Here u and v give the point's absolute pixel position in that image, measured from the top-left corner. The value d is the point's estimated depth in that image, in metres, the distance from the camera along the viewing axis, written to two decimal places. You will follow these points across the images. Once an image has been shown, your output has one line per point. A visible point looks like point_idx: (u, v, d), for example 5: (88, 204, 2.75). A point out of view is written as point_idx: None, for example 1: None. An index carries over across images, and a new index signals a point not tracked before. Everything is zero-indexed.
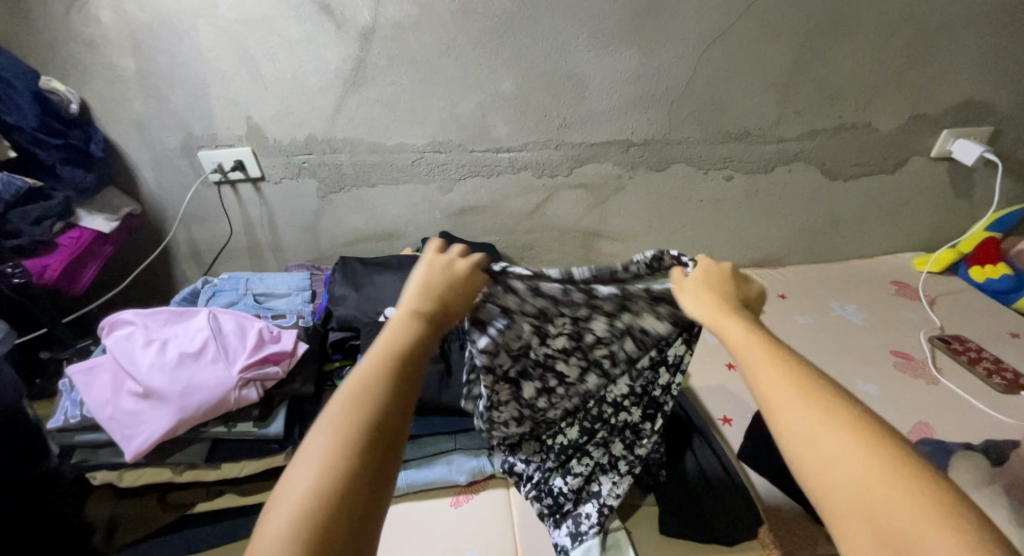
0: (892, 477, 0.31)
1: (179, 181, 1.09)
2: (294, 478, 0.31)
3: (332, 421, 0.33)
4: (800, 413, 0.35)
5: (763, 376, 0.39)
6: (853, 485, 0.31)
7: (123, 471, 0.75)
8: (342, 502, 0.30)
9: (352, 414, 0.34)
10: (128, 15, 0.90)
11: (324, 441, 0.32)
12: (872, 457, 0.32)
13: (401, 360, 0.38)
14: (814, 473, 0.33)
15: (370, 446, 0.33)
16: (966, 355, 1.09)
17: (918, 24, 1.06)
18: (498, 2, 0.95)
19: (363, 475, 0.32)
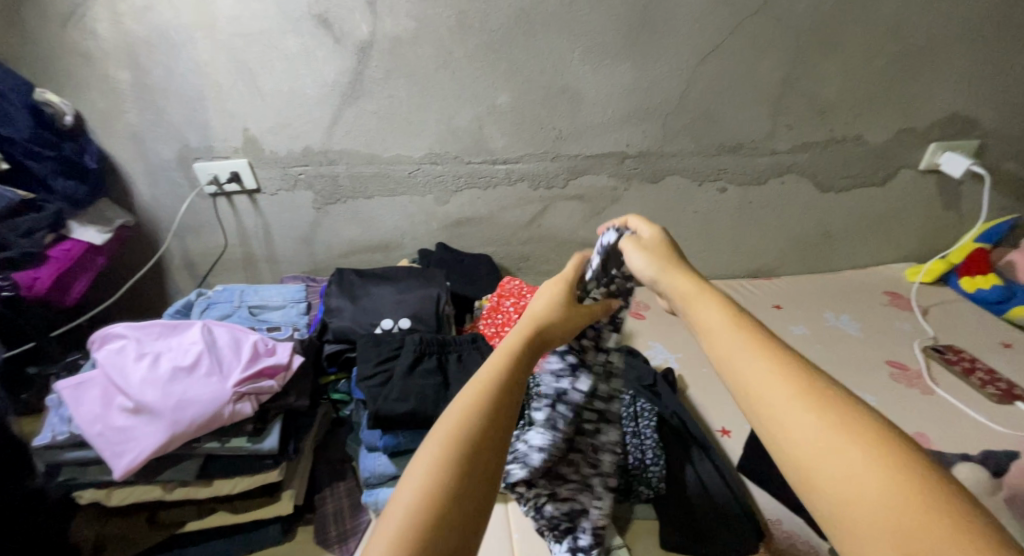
0: (892, 478, 0.27)
1: (174, 192, 1.09)
2: (412, 470, 0.34)
3: (450, 422, 0.37)
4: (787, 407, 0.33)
5: (740, 364, 0.37)
6: (852, 487, 0.28)
7: (112, 489, 0.73)
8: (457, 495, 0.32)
9: (471, 415, 0.37)
10: (125, 28, 0.90)
11: (439, 437, 0.36)
12: (870, 459, 0.28)
13: (512, 377, 0.42)
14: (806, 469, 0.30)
15: (484, 446, 0.35)
16: (961, 366, 1.10)
17: (904, 41, 1.09)
18: (494, 17, 0.97)
19: (477, 467, 0.34)
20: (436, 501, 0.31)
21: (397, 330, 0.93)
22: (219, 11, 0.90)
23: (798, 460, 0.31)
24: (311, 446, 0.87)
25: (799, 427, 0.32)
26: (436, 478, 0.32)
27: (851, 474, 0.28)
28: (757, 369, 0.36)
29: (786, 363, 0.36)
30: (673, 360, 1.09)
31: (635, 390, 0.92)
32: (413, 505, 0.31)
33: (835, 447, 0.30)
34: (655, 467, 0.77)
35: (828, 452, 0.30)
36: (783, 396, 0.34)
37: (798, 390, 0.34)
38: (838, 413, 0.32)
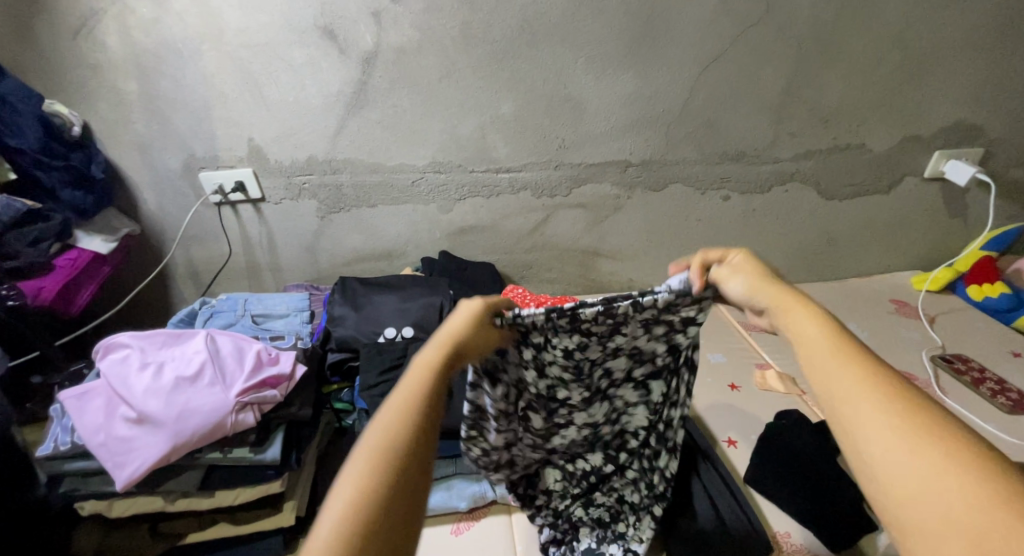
0: (977, 481, 0.28)
1: (179, 202, 1.09)
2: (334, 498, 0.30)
3: (370, 443, 0.34)
4: (866, 409, 0.34)
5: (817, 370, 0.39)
6: (934, 491, 0.29)
7: (113, 501, 0.73)
8: (379, 522, 0.30)
9: (396, 438, 0.34)
10: (134, 41, 0.91)
11: (356, 465, 0.32)
12: (951, 468, 0.29)
13: (433, 391, 0.39)
14: (883, 470, 0.32)
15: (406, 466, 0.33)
16: (970, 376, 1.08)
17: (906, 50, 1.09)
18: (497, 28, 0.97)
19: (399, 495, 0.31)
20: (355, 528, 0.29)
21: (400, 339, 0.93)
22: (226, 23, 0.91)
23: (870, 456, 0.33)
24: (314, 456, 0.87)
25: (879, 427, 0.33)
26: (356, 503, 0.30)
27: (934, 477, 0.29)
28: (838, 373, 0.37)
29: (870, 370, 0.37)
30: None
31: None
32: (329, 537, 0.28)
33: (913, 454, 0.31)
34: None
35: (906, 454, 0.31)
36: (863, 397, 0.35)
37: (881, 395, 0.35)
38: (926, 419, 0.33)
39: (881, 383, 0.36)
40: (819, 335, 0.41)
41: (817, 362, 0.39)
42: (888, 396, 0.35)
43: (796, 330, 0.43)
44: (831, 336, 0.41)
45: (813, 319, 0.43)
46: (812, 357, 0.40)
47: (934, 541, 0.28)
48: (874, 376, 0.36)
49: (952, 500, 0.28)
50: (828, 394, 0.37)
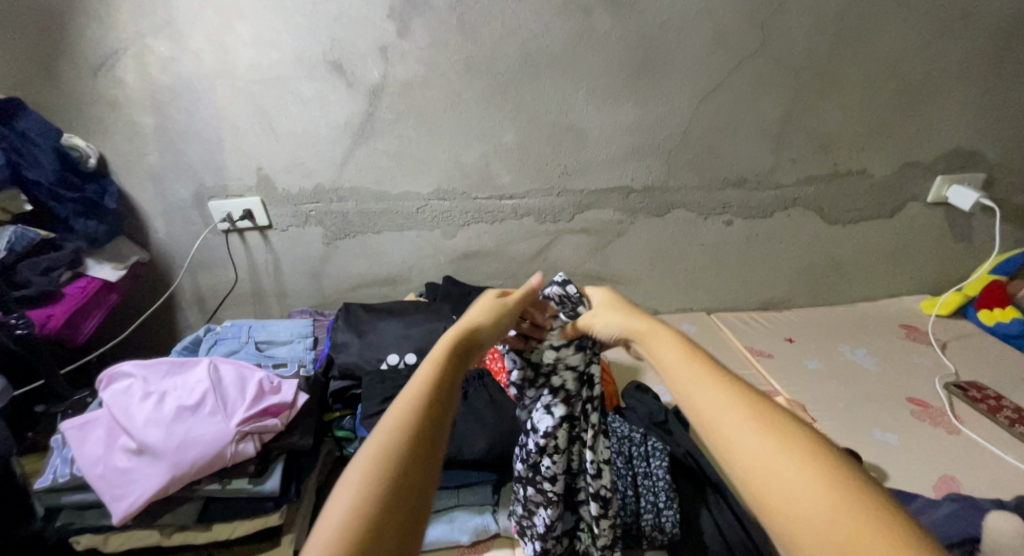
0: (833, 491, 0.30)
1: (188, 230, 1.11)
2: (346, 480, 0.32)
3: (383, 433, 0.35)
4: (734, 421, 0.37)
5: (692, 388, 0.41)
6: (800, 501, 0.30)
7: (108, 534, 0.72)
8: (380, 518, 0.30)
9: (409, 421, 0.36)
10: (151, 78, 0.95)
11: (364, 457, 0.33)
12: (812, 473, 0.31)
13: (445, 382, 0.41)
14: (758, 478, 0.33)
15: (414, 456, 0.34)
16: (986, 403, 1.06)
17: (902, 79, 1.11)
18: (501, 60, 1.00)
19: (402, 493, 0.31)
20: (362, 519, 0.29)
21: (403, 365, 0.92)
22: (239, 60, 0.95)
23: (745, 470, 0.34)
24: (314, 485, 0.85)
25: (752, 444, 0.35)
26: (369, 491, 0.31)
27: (798, 489, 0.31)
28: (710, 393, 0.40)
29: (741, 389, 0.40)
30: None
31: (645, 429, 0.91)
32: (336, 528, 0.29)
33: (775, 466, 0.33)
34: (668, 511, 0.75)
35: (779, 465, 0.33)
36: (736, 415, 0.37)
37: (752, 414, 0.37)
38: (791, 439, 0.34)
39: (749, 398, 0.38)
40: (692, 358, 0.45)
41: (691, 388, 0.42)
42: (759, 411, 0.37)
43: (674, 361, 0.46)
44: (701, 361, 0.44)
45: (678, 346, 0.47)
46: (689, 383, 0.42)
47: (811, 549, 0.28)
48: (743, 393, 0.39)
49: (821, 504, 0.29)
50: (703, 414, 0.39)
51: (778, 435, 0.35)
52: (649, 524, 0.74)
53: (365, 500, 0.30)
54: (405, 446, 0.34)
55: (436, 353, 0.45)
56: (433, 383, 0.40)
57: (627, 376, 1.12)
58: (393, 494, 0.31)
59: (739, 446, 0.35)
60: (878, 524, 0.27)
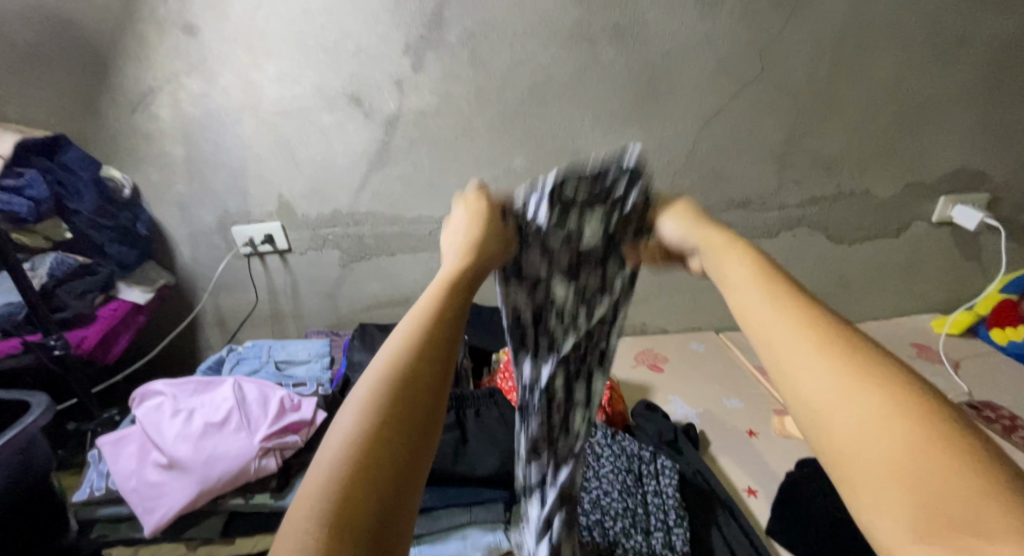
0: (915, 417, 0.24)
1: (212, 254, 1.17)
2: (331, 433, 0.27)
3: (390, 353, 0.32)
4: (801, 342, 0.30)
5: (754, 299, 0.36)
6: (863, 427, 0.25)
7: (139, 547, 0.74)
8: (366, 472, 0.25)
9: (416, 343, 0.32)
10: (183, 112, 1.01)
11: (360, 397, 0.29)
12: (891, 403, 0.25)
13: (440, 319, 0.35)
14: (816, 404, 0.27)
15: (406, 400, 0.29)
16: (1000, 423, 1.05)
17: (900, 103, 1.14)
18: (510, 91, 1.05)
19: (388, 450, 0.26)
20: (365, 449, 0.26)
21: None
22: (265, 94, 1.01)
23: (804, 395, 0.28)
24: None
25: (815, 377, 0.28)
26: (351, 441, 0.26)
27: (865, 426, 0.25)
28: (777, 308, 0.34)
29: (807, 314, 0.33)
30: (694, 415, 1.07)
31: (655, 447, 0.93)
32: (337, 457, 0.25)
33: (846, 387, 0.27)
34: (678, 529, 0.76)
35: (844, 399, 0.26)
36: (799, 343, 0.31)
37: (822, 330, 0.31)
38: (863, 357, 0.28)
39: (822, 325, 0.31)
40: (754, 279, 0.38)
41: (758, 305, 0.35)
42: (828, 338, 0.30)
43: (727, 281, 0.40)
44: (760, 273, 0.38)
45: (741, 263, 0.40)
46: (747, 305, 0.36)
47: (864, 485, 0.23)
48: (814, 320, 0.32)
49: (890, 438, 0.24)
50: (762, 332, 0.33)
51: (847, 351, 0.29)
52: (660, 541, 0.74)
53: (368, 425, 0.27)
54: (413, 370, 0.30)
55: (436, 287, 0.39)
56: (434, 316, 0.35)
57: (636, 394, 1.13)
58: (380, 445, 0.26)
59: (797, 379, 0.29)
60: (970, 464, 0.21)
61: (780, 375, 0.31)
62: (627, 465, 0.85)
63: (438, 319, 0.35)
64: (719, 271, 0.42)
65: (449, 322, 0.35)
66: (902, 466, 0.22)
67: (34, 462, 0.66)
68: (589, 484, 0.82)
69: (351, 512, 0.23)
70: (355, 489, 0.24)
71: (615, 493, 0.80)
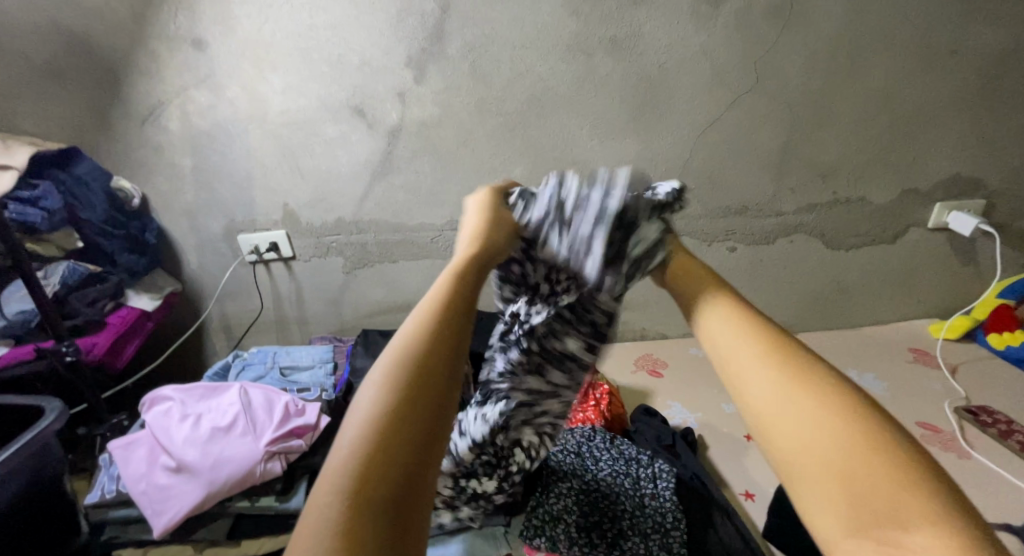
0: (848, 426, 0.29)
1: (219, 262, 1.19)
2: (360, 399, 0.29)
3: (395, 351, 0.32)
4: (749, 360, 0.35)
5: (712, 319, 0.40)
6: (808, 435, 0.29)
7: (148, 549, 0.75)
8: (390, 430, 0.27)
9: (418, 337, 0.33)
10: (191, 124, 1.04)
11: (387, 364, 0.31)
12: (829, 414, 0.29)
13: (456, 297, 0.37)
14: (766, 418, 0.32)
15: (428, 367, 0.31)
16: (996, 428, 1.06)
17: (894, 111, 1.16)
18: (509, 102, 1.08)
19: (413, 415, 0.28)
20: (372, 446, 0.26)
21: None
22: (271, 107, 1.04)
23: (757, 412, 0.33)
24: None
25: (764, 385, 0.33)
26: (380, 402, 0.28)
27: (811, 436, 0.29)
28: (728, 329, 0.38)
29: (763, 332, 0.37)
30: (692, 420, 1.08)
31: (653, 451, 0.94)
32: (346, 456, 0.25)
33: (791, 399, 0.31)
34: (675, 532, 0.77)
35: (791, 405, 0.31)
36: (750, 360, 0.35)
37: (768, 349, 0.35)
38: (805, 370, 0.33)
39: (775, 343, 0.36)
40: (714, 302, 0.42)
41: (712, 326, 0.40)
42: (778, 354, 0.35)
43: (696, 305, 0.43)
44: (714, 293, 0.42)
45: (705, 291, 0.44)
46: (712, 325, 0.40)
47: (810, 488, 0.28)
48: (767, 333, 0.37)
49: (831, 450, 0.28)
50: (721, 351, 0.38)
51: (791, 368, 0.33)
52: (656, 543, 0.76)
53: (373, 421, 0.27)
54: (415, 363, 0.31)
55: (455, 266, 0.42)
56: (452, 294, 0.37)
57: (636, 399, 1.14)
58: (406, 410, 0.28)
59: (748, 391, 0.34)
60: (896, 469, 0.26)
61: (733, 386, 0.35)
62: (625, 468, 0.86)
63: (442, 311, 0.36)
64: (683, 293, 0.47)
65: (451, 313, 0.36)
66: (839, 471, 0.27)
67: (48, 465, 0.68)
68: (589, 487, 0.84)
69: (378, 468, 0.25)
70: (366, 488, 0.24)
71: (613, 496, 0.82)
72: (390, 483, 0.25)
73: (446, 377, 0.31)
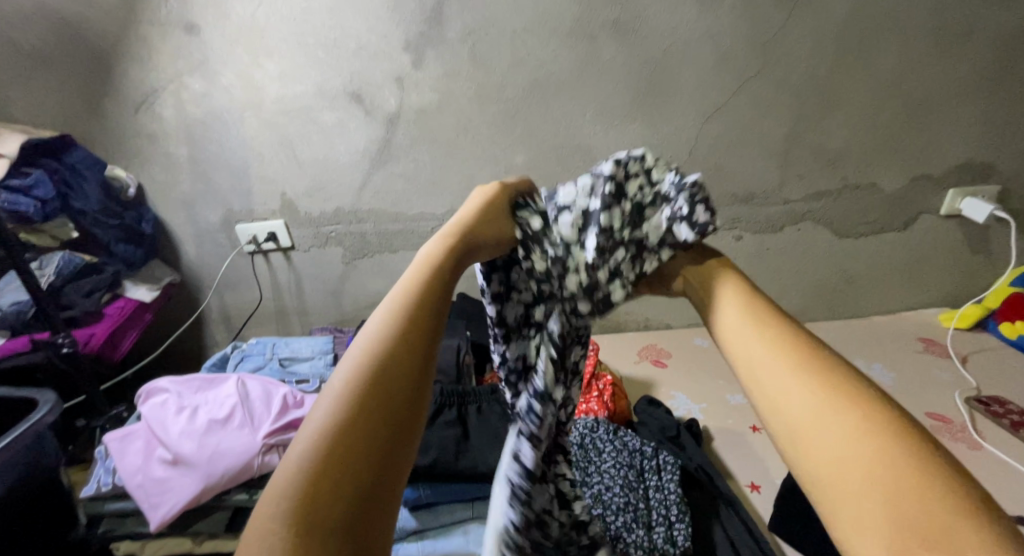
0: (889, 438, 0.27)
1: (217, 252, 1.18)
2: (322, 398, 0.29)
3: (355, 356, 0.31)
4: (778, 365, 0.35)
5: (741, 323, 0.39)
6: (846, 444, 0.28)
7: (145, 541, 0.75)
8: (348, 428, 0.27)
9: (381, 340, 0.32)
10: (186, 112, 1.02)
11: (352, 361, 0.31)
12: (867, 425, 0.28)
13: (434, 298, 0.37)
14: (801, 426, 0.31)
15: (394, 362, 0.31)
16: (1008, 418, 1.04)
17: (907, 95, 1.12)
18: (510, 87, 1.05)
19: (375, 412, 0.28)
20: (323, 457, 0.25)
21: None
22: (267, 94, 1.02)
23: (791, 418, 0.31)
24: None
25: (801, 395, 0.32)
26: (342, 399, 0.28)
27: (844, 444, 0.28)
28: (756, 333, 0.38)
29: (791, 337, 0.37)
30: (697, 411, 1.07)
31: (658, 443, 0.92)
32: (301, 465, 0.25)
33: (829, 409, 0.30)
34: (680, 524, 0.76)
35: (831, 416, 0.30)
36: (781, 363, 0.35)
37: (801, 357, 0.34)
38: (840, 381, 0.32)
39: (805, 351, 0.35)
40: (740, 305, 0.41)
41: (739, 330, 0.39)
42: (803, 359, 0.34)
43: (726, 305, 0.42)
44: (744, 297, 0.42)
45: (730, 286, 0.44)
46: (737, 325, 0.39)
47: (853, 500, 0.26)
48: (790, 337, 0.37)
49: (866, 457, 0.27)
50: (746, 356, 0.37)
51: (825, 376, 0.32)
52: (661, 536, 0.74)
53: (326, 431, 0.26)
54: (376, 369, 0.30)
55: (430, 254, 0.41)
56: (424, 283, 0.37)
57: (639, 390, 1.13)
58: (368, 407, 0.28)
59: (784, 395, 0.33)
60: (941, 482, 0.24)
61: (764, 394, 0.34)
62: (628, 460, 0.85)
63: (413, 312, 0.35)
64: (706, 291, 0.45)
65: (419, 313, 0.35)
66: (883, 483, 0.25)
67: (43, 457, 0.68)
68: (591, 479, 0.82)
69: (340, 468, 0.25)
70: (315, 503, 0.23)
71: (617, 488, 0.80)
72: (353, 479, 0.25)
73: (413, 380, 0.30)
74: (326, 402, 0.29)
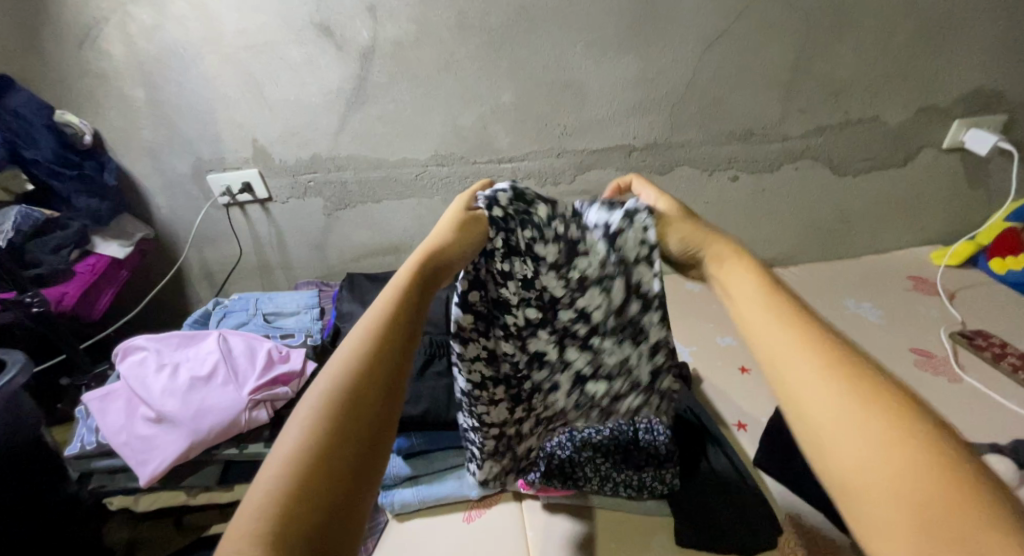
0: (920, 450, 0.27)
1: (190, 205, 1.12)
2: (290, 428, 0.28)
3: (329, 376, 0.31)
4: (803, 363, 0.34)
5: (750, 318, 0.39)
6: (878, 463, 0.28)
7: (138, 495, 0.79)
8: (323, 459, 0.27)
9: (347, 374, 0.31)
10: (138, 48, 0.93)
11: (320, 391, 0.30)
12: (893, 435, 0.28)
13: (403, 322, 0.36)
14: (825, 436, 0.31)
15: (368, 396, 0.31)
16: (991, 351, 1.05)
17: (923, 16, 1.04)
18: (493, 15, 0.96)
19: (345, 441, 0.28)
20: (293, 483, 0.25)
21: None
22: (225, 27, 0.92)
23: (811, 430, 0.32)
24: None
25: (826, 405, 0.31)
26: (311, 429, 0.28)
27: (873, 452, 0.28)
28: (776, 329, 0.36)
29: (818, 340, 0.35)
30: (687, 355, 1.07)
31: None
32: (265, 496, 0.24)
33: (856, 419, 0.30)
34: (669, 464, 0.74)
35: (859, 428, 0.29)
36: (804, 361, 0.34)
37: (824, 359, 0.33)
38: (864, 385, 0.31)
39: (834, 359, 0.33)
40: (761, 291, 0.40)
41: (759, 326, 0.38)
42: (826, 355, 0.34)
43: (747, 320, 0.39)
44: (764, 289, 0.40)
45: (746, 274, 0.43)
46: (762, 336, 0.37)
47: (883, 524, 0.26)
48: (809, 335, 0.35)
49: (898, 475, 0.27)
50: (766, 354, 0.36)
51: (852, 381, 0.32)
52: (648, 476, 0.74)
53: (297, 459, 0.26)
54: (345, 403, 0.30)
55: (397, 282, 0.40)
56: (394, 308, 0.37)
57: None
58: (340, 436, 0.28)
59: (806, 400, 0.32)
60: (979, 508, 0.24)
61: (787, 392, 0.34)
62: None
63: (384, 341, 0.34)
64: (722, 281, 0.44)
65: (388, 352, 0.34)
66: (915, 500, 0.25)
67: (22, 417, 0.67)
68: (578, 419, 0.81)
69: (313, 493, 0.25)
70: (289, 526, 0.23)
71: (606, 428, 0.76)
72: (317, 509, 0.25)
73: (381, 406, 0.31)
74: (294, 429, 0.28)
